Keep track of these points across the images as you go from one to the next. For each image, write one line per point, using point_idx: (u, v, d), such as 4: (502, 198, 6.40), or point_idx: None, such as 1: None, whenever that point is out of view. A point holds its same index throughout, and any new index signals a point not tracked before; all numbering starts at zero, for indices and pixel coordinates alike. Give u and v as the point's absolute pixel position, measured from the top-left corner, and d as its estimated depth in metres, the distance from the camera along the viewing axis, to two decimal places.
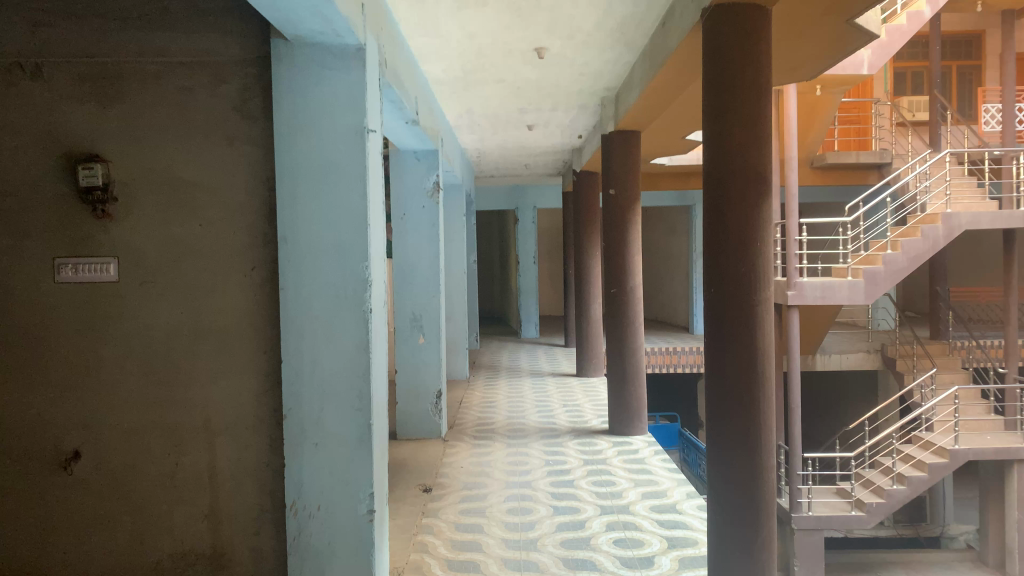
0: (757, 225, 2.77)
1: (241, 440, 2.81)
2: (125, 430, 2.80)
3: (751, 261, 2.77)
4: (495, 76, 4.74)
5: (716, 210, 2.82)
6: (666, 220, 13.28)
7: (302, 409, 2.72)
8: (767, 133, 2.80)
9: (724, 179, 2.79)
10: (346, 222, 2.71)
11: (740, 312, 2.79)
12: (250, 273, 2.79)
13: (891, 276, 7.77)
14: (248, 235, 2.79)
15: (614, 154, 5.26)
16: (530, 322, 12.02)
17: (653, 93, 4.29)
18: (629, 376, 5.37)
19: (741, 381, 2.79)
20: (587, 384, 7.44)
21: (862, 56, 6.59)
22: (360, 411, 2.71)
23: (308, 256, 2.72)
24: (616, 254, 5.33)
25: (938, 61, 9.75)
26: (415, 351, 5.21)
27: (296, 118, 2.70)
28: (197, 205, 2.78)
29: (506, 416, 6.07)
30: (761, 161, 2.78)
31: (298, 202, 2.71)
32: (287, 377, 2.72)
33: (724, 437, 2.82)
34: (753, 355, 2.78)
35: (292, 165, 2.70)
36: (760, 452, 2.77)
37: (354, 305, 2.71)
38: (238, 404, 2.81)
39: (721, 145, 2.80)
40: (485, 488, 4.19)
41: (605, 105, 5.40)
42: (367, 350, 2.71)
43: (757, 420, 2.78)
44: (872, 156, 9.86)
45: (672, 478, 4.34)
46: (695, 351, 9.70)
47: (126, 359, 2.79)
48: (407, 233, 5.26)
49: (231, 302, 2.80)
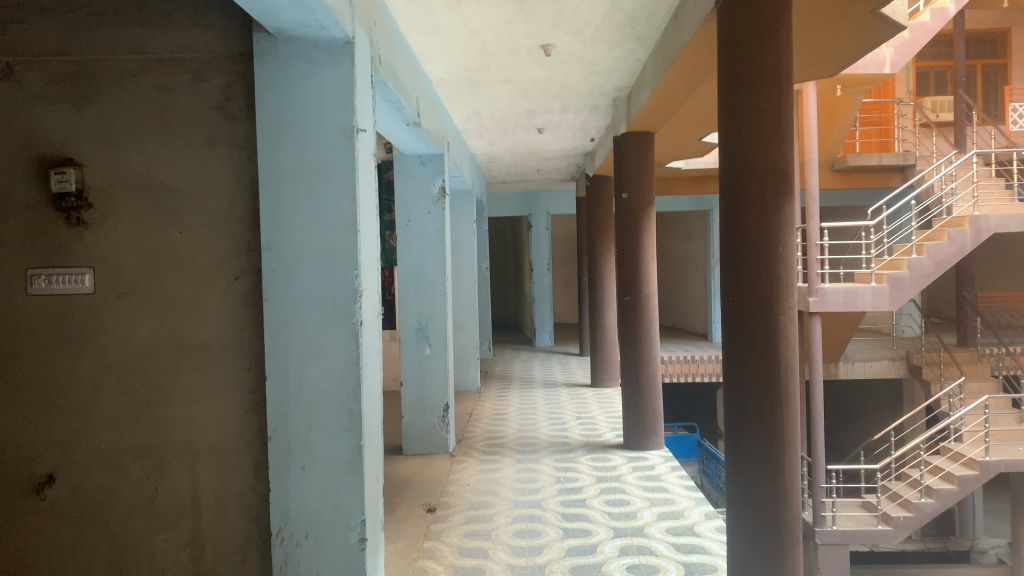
0: (780, 230, 2.55)
1: (224, 463, 2.62)
2: (102, 453, 2.62)
3: (773, 268, 2.54)
4: (501, 76, 4.55)
5: (734, 211, 2.61)
6: (683, 226, 13.03)
7: (288, 430, 2.53)
8: (789, 129, 2.57)
9: (742, 180, 2.58)
10: (335, 228, 2.52)
11: (761, 323, 2.56)
12: (234, 283, 2.61)
13: (918, 281, 7.52)
14: (230, 242, 2.61)
15: (627, 157, 5.04)
16: (544, 330, 11.81)
17: (668, 91, 4.08)
18: (644, 387, 5.14)
19: (762, 396, 2.56)
20: (602, 395, 7.22)
21: (884, 55, 6.32)
22: (350, 432, 2.52)
23: (294, 265, 2.53)
24: (630, 261, 5.12)
25: (963, 60, 9.47)
26: (421, 362, 5.03)
27: (281, 117, 2.52)
28: (178, 212, 2.61)
29: (517, 429, 5.85)
30: (783, 158, 2.55)
31: (282, 206, 2.53)
32: (273, 395, 2.54)
33: (745, 458, 2.59)
34: (776, 369, 2.55)
35: (276, 168, 2.53)
36: (784, 475, 2.54)
37: (343, 317, 2.52)
38: (221, 424, 2.62)
39: (740, 143, 2.58)
40: (492, 508, 3.98)
41: (617, 105, 5.19)
42: (358, 366, 2.51)
43: (781, 439, 2.54)
44: (895, 157, 9.59)
45: (690, 497, 4.11)
46: (714, 360, 9.43)
47: (103, 377, 2.61)
48: (412, 240, 5.07)
49: (214, 316, 2.61)
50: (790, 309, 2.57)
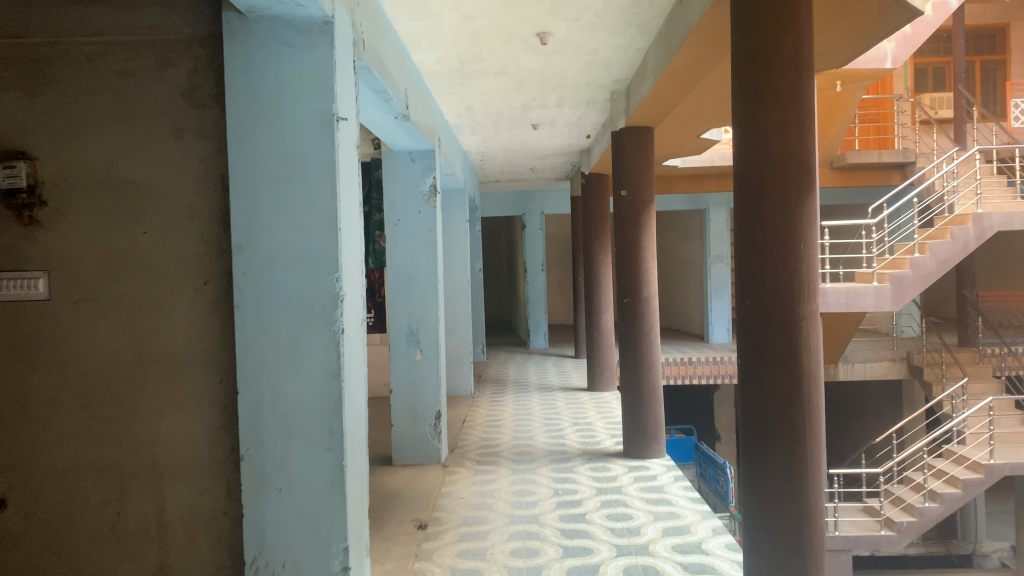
0: (800, 227, 2.34)
1: (194, 485, 2.39)
2: (59, 475, 2.38)
3: (794, 267, 2.33)
4: (495, 67, 4.32)
5: (751, 204, 2.39)
6: (679, 225, 12.82)
7: (263, 449, 2.31)
8: (811, 116, 2.36)
9: (760, 174, 2.37)
10: (314, 226, 2.29)
11: (781, 328, 2.35)
12: (203, 289, 2.38)
13: (921, 281, 7.33)
14: (200, 242, 2.38)
15: (626, 151, 4.83)
16: (538, 332, 11.58)
17: (670, 81, 3.88)
18: (645, 393, 4.92)
19: (782, 408, 2.35)
20: (599, 399, 7.00)
21: (885, 50, 6.13)
22: (331, 450, 2.29)
23: (268, 268, 2.30)
24: (630, 261, 4.90)
25: (963, 56, 9.31)
26: (412, 368, 4.81)
27: (254, 104, 2.29)
28: (142, 210, 2.37)
29: (512, 437, 5.62)
30: (804, 148, 2.34)
31: (256, 203, 2.30)
32: (245, 412, 2.31)
33: (762, 475, 2.38)
34: (798, 377, 2.34)
35: (249, 160, 2.30)
36: (806, 494, 2.33)
37: (324, 324, 2.29)
38: (191, 443, 2.39)
39: (755, 133, 2.37)
40: (487, 524, 3.76)
41: (616, 98, 4.98)
42: (340, 378, 2.29)
43: (804, 456, 2.33)
44: (895, 155, 9.29)
45: (695, 510, 3.89)
46: (711, 361, 9.21)
47: (59, 391, 2.37)
48: (403, 241, 4.84)
49: (182, 323, 2.38)
50: (812, 312, 2.36)
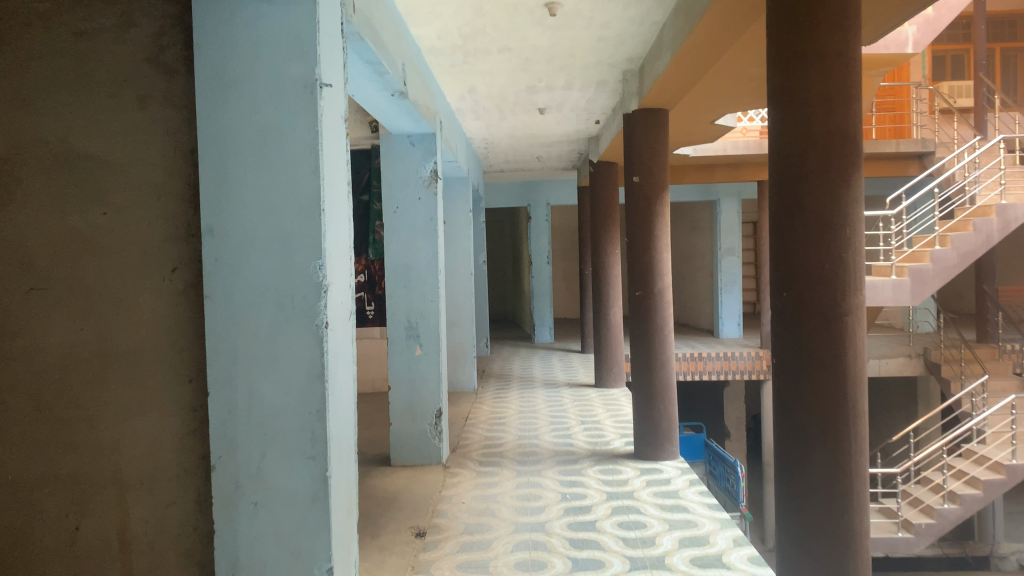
0: (843, 211, 2.08)
1: (160, 497, 2.14)
2: (10, 485, 2.11)
3: (837, 254, 2.08)
4: (499, 43, 4.05)
5: (789, 185, 2.13)
6: (688, 217, 12.55)
7: (237, 458, 2.05)
8: (858, 86, 2.10)
9: (799, 152, 2.10)
10: (293, 206, 2.02)
11: (822, 325, 2.09)
12: (170, 276, 2.12)
13: (940, 275, 7.06)
14: (167, 225, 2.12)
15: (638, 135, 4.55)
16: (544, 327, 11.30)
17: (688, 56, 3.60)
18: (658, 392, 4.65)
19: (823, 416, 2.09)
20: (607, 396, 6.74)
21: (907, 33, 5.64)
22: (313, 459, 2.03)
23: (244, 254, 2.05)
24: (642, 252, 4.61)
25: (984, 41, 8.98)
26: (412, 364, 4.54)
27: (227, 70, 2.03)
28: (102, 188, 2.11)
29: (516, 436, 5.35)
30: (850, 120, 2.08)
31: (230, 181, 2.04)
32: (217, 415, 2.05)
33: (800, 489, 2.12)
34: (841, 379, 2.08)
35: (221, 131, 2.04)
36: (851, 512, 2.06)
37: (304, 318, 2.03)
38: (157, 450, 2.13)
39: (795, 106, 2.11)
40: (490, 532, 3.50)
41: (628, 79, 4.71)
42: (323, 379, 2.02)
43: (847, 468, 2.07)
44: (913, 145, 8.73)
45: (713, 518, 3.61)
46: (722, 357, 8.91)
47: (8, 393, 2.10)
48: (402, 229, 4.58)
49: (147, 317, 2.12)
50: (857, 307, 2.09)
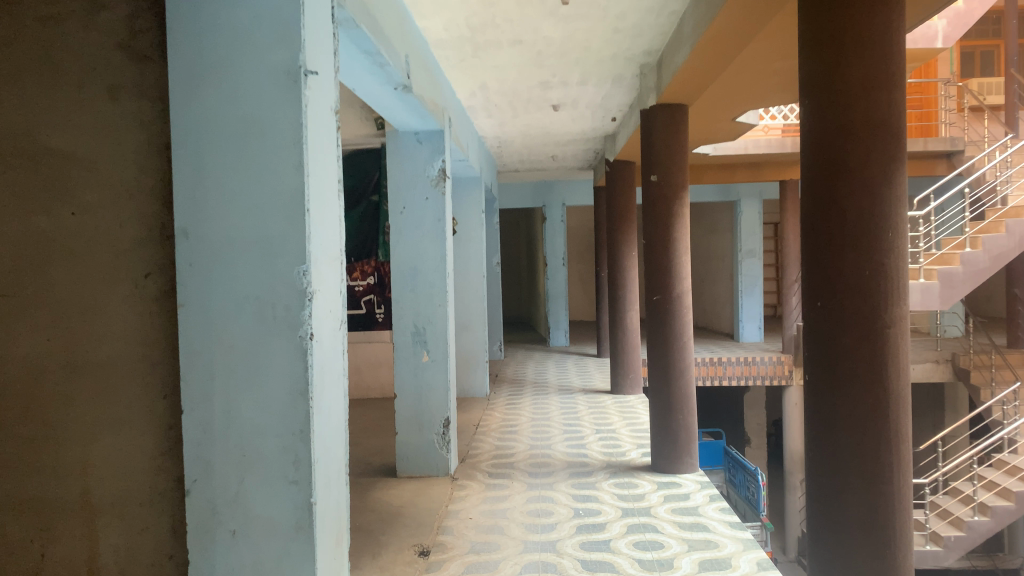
0: (887, 210, 1.86)
1: (132, 522, 1.96)
2: None
3: (880, 260, 1.86)
4: (510, 36, 3.87)
5: (823, 181, 1.93)
6: (708, 218, 12.29)
7: (213, 483, 1.87)
8: (903, 72, 1.88)
9: (835, 146, 1.89)
10: (274, 207, 1.83)
11: (861, 339, 1.88)
12: (143, 283, 1.95)
13: (971, 278, 6.77)
14: (139, 227, 1.95)
15: (656, 132, 4.34)
16: (559, 329, 11.09)
17: (708, 48, 3.39)
18: (676, 401, 4.43)
19: (863, 441, 1.87)
20: (623, 403, 6.52)
21: (937, 28, 5.30)
22: (297, 485, 1.84)
23: (222, 258, 1.87)
24: (660, 255, 4.40)
25: (1016, 36, 8.66)
26: (418, 371, 4.35)
27: (204, 57, 1.85)
28: (71, 186, 1.93)
29: (528, 445, 5.15)
30: (893, 110, 1.86)
31: (206, 179, 1.86)
32: (193, 434, 1.88)
33: (836, 522, 1.90)
34: (882, 399, 1.87)
35: (195, 124, 1.86)
36: (893, 549, 1.84)
37: (287, 329, 1.84)
38: (130, 472, 1.96)
39: (831, 95, 1.90)
40: (498, 552, 3.30)
41: (646, 73, 4.51)
42: (307, 396, 1.83)
43: (888, 499, 1.85)
44: (941, 144, 8.42)
45: (734, 538, 3.40)
46: (742, 362, 8.66)
47: None
48: (408, 230, 4.39)
49: (118, 327, 1.94)
50: (900, 318, 1.88)
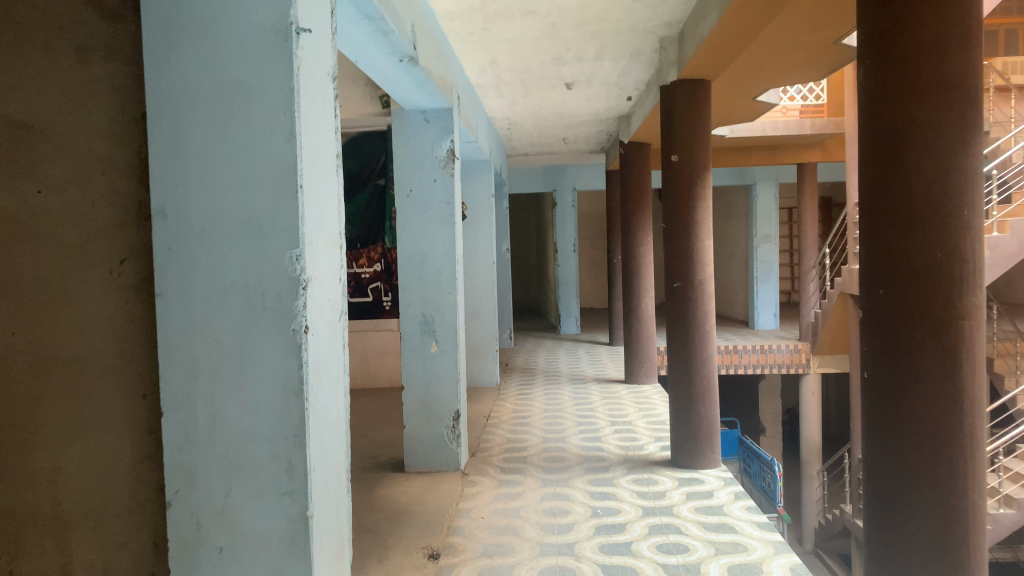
0: (958, 185, 1.65)
1: (109, 536, 1.77)
2: None
3: (951, 242, 1.65)
4: (522, 6, 3.62)
5: (886, 151, 1.70)
6: (723, 203, 12.00)
7: (197, 494, 1.67)
8: (978, 27, 1.65)
9: (901, 110, 1.67)
10: (262, 183, 1.62)
11: (932, 331, 1.66)
12: (119, 270, 1.75)
13: (999, 263, 6.49)
14: (112, 207, 1.75)
15: (676, 109, 4.10)
16: (570, 317, 10.87)
17: (737, 18, 3.14)
18: (698, 394, 4.20)
19: (932, 445, 1.66)
20: (637, 393, 6.31)
21: None
22: (290, 496, 1.63)
23: (205, 241, 1.65)
24: (680, 239, 4.16)
25: None
26: (427, 361, 4.14)
27: (181, 11, 1.63)
28: (36, 161, 1.71)
29: (542, 439, 4.94)
30: (968, 69, 1.64)
31: (186, 152, 1.65)
32: (176, 440, 1.67)
33: (899, 537, 1.69)
34: (953, 398, 1.65)
35: (173, 91, 1.65)
36: (965, 566, 1.64)
37: (279, 322, 1.63)
38: (107, 480, 1.77)
39: (897, 52, 1.67)
40: (513, 555, 3.10)
41: (666, 47, 4.26)
42: (302, 396, 1.62)
43: (960, 510, 1.64)
44: None
45: (764, 540, 3.18)
46: (758, 350, 8.41)
47: None
48: (415, 214, 4.17)
49: (91, 317, 1.74)
50: (973, 308, 1.66)
